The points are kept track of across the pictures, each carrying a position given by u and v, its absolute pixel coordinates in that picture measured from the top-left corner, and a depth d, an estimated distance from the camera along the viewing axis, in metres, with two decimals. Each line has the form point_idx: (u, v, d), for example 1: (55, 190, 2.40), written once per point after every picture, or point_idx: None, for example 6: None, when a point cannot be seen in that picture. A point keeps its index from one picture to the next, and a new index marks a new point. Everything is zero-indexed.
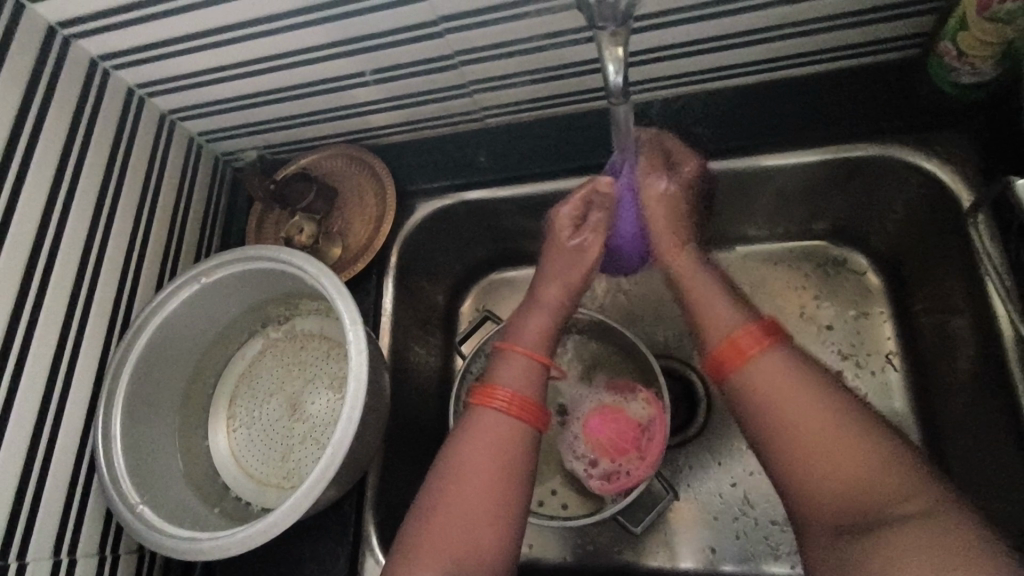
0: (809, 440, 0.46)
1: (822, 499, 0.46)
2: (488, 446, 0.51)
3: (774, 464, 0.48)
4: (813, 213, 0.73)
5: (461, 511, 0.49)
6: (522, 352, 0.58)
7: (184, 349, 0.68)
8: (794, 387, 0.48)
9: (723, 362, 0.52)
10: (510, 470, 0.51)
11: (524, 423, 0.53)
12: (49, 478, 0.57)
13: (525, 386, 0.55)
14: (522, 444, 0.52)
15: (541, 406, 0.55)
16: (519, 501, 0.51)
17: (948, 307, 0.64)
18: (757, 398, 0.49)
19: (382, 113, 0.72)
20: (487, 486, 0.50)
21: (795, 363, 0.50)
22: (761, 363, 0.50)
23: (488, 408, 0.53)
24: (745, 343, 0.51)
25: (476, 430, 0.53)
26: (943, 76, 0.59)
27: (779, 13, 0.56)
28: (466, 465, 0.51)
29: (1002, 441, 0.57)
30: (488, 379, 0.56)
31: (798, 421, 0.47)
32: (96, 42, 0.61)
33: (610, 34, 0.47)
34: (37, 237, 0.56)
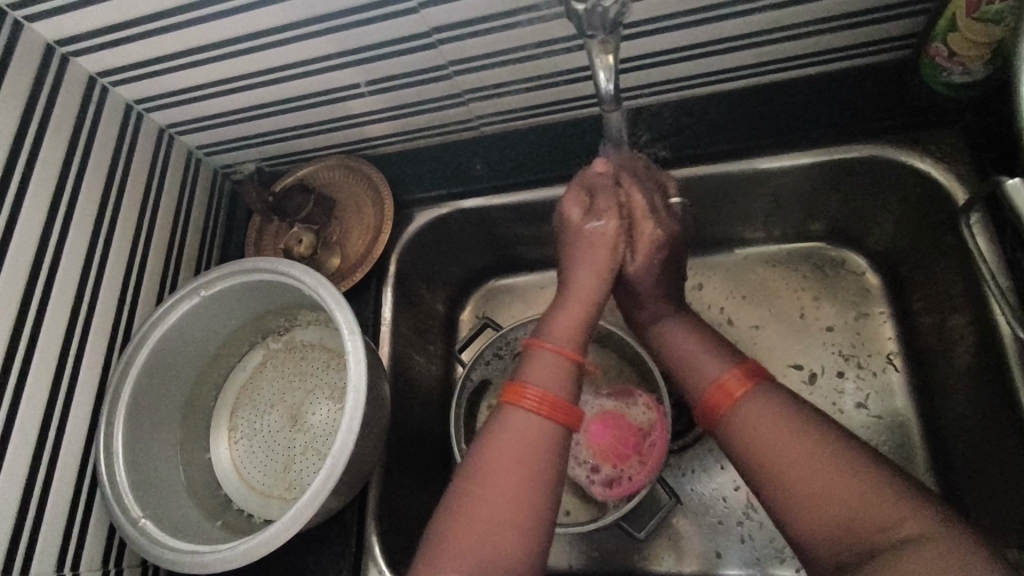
0: (801, 469, 0.47)
1: (820, 525, 0.46)
2: (513, 447, 0.50)
3: (773, 500, 0.49)
4: (810, 215, 0.73)
5: (483, 515, 0.48)
6: (551, 349, 0.55)
7: (184, 362, 0.68)
8: (785, 424, 0.49)
9: (714, 406, 0.54)
10: (536, 472, 0.50)
11: (552, 423, 0.52)
12: (51, 492, 0.57)
13: (554, 384, 0.53)
14: (550, 443, 0.51)
15: (572, 404, 0.53)
16: (548, 500, 0.49)
17: (946, 306, 0.64)
18: (750, 437, 0.50)
19: (379, 124, 0.73)
20: (513, 487, 0.49)
21: (780, 399, 0.51)
22: (751, 403, 0.52)
23: (516, 407, 0.52)
24: (733, 387, 0.53)
25: (501, 429, 0.52)
26: (934, 77, 0.59)
27: (768, 18, 0.56)
28: (491, 469, 0.50)
29: (1004, 439, 0.57)
30: (517, 378, 0.54)
31: (791, 454, 0.48)
32: (94, 59, 0.62)
33: (601, 41, 0.47)
34: (37, 253, 0.57)
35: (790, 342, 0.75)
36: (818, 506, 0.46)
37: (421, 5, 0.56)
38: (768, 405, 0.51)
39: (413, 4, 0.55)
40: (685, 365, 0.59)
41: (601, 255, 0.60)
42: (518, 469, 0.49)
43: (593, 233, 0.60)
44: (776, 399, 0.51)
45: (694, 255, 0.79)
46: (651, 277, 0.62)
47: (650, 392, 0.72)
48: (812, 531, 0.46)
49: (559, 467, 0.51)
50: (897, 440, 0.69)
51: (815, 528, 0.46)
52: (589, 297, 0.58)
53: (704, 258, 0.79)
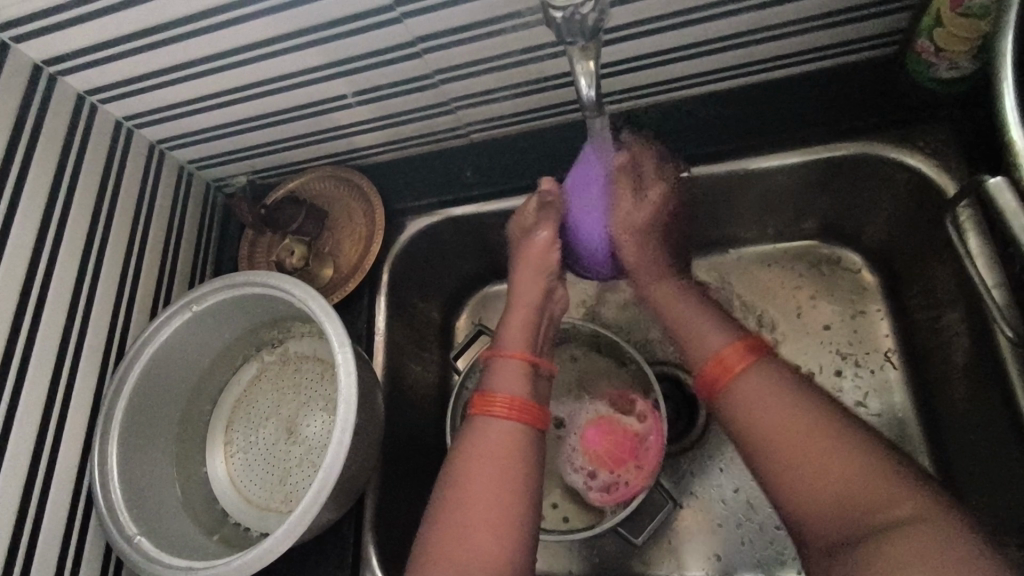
0: (802, 448, 0.47)
1: (821, 504, 0.46)
2: (483, 451, 0.53)
3: (776, 484, 0.48)
4: (802, 213, 0.73)
5: (467, 519, 0.49)
6: (509, 357, 0.59)
7: (178, 377, 0.68)
8: (783, 402, 0.49)
9: (712, 380, 0.54)
10: (512, 474, 0.52)
11: (521, 427, 0.54)
12: (48, 510, 0.57)
13: (519, 391, 0.56)
14: (522, 445, 0.54)
15: (535, 406, 0.56)
16: (524, 498, 0.51)
17: (940, 301, 0.64)
18: (749, 411, 0.50)
19: (367, 133, 0.73)
20: (488, 489, 0.51)
21: (780, 376, 0.51)
22: (747, 378, 0.52)
23: (483, 415, 0.55)
24: (732, 360, 0.53)
25: (473, 437, 0.54)
26: (923, 72, 0.59)
27: (752, 18, 0.56)
28: (469, 474, 0.52)
29: (999, 437, 0.56)
30: (483, 389, 0.57)
31: (792, 434, 0.48)
32: (82, 78, 0.62)
33: (580, 47, 0.47)
34: (29, 272, 0.57)
35: (788, 342, 0.74)
36: (820, 487, 0.46)
37: (404, 16, 0.56)
38: (767, 380, 0.51)
39: (396, 14, 0.55)
40: (688, 332, 0.58)
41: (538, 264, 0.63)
42: (490, 471, 0.51)
43: (532, 241, 0.64)
44: (772, 377, 0.51)
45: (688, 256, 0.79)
46: (644, 254, 0.64)
47: (647, 397, 0.71)
48: (811, 513, 0.46)
49: (530, 466, 0.53)
50: (896, 437, 0.69)
51: (815, 507, 0.46)
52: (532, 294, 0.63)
53: (698, 259, 0.79)
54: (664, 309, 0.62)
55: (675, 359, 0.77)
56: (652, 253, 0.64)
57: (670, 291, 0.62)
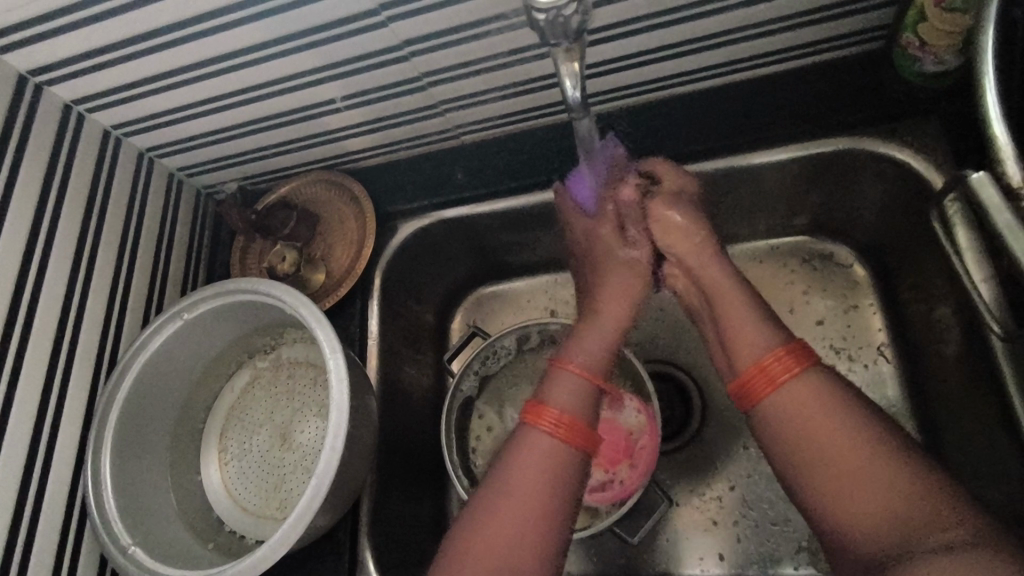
0: (838, 461, 0.47)
1: (851, 517, 0.45)
2: (530, 470, 0.51)
3: (806, 491, 0.48)
4: (793, 209, 0.73)
5: (502, 534, 0.49)
6: (574, 369, 0.56)
7: (171, 385, 0.68)
8: (826, 413, 0.48)
9: (751, 387, 0.52)
10: (556, 496, 0.50)
11: (574, 447, 0.52)
12: (41, 522, 0.57)
13: (578, 408, 0.54)
14: (571, 464, 0.52)
15: (590, 430, 0.53)
16: (555, 526, 0.50)
17: (932, 295, 0.64)
18: (792, 420, 0.49)
19: (357, 138, 0.73)
20: (528, 507, 0.50)
21: (830, 386, 0.49)
22: (792, 388, 0.50)
23: (536, 428, 0.53)
24: (775, 370, 0.51)
25: (523, 450, 0.52)
26: (909, 67, 0.59)
27: (739, 15, 0.56)
28: (514, 488, 0.50)
29: (993, 430, 0.56)
30: (539, 398, 0.55)
31: (832, 447, 0.47)
32: (68, 88, 0.62)
33: (565, 49, 0.47)
34: (17, 284, 0.57)
35: None
36: (852, 501, 0.45)
37: (390, 20, 0.55)
38: (812, 388, 0.50)
39: (382, 19, 0.55)
40: (732, 331, 0.55)
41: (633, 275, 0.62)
42: (534, 491, 0.50)
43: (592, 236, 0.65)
44: (821, 387, 0.49)
45: None
46: (698, 254, 0.61)
47: (640, 396, 0.71)
48: (850, 527, 0.45)
49: (570, 493, 0.51)
50: None
51: (843, 518, 0.46)
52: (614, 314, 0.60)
53: None
54: (712, 299, 0.59)
55: (668, 358, 0.77)
56: (708, 252, 0.60)
57: (719, 285, 0.59)
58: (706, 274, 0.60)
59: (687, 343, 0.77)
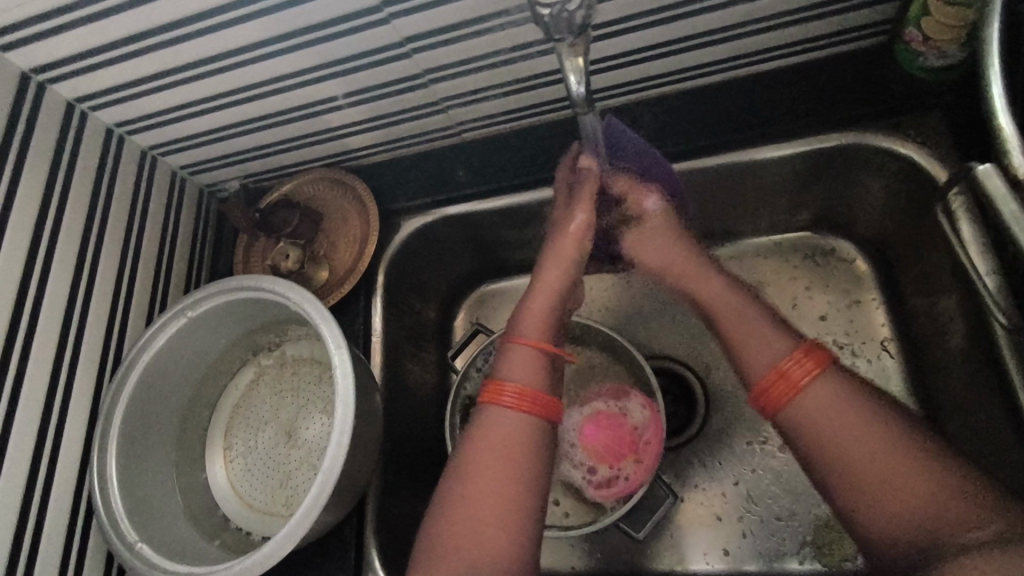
0: (863, 458, 0.46)
1: (878, 514, 0.45)
2: (490, 445, 0.52)
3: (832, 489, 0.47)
4: (796, 204, 0.73)
5: (475, 512, 0.49)
6: (524, 343, 0.57)
7: (176, 383, 0.68)
8: (849, 415, 0.47)
9: (775, 396, 0.50)
10: (520, 467, 0.51)
11: (533, 418, 0.53)
12: (47, 519, 0.57)
13: (532, 379, 0.55)
14: (532, 436, 0.52)
15: (547, 397, 0.54)
16: (529, 492, 0.50)
17: (936, 289, 0.64)
18: (814, 425, 0.48)
19: (360, 135, 0.73)
20: (492, 482, 0.50)
21: (848, 386, 0.49)
22: (816, 392, 0.49)
23: (494, 405, 0.54)
24: (796, 374, 0.50)
25: (484, 428, 0.53)
26: (912, 61, 0.59)
27: (742, 11, 0.56)
28: (478, 465, 0.51)
29: (998, 423, 0.56)
30: (496, 376, 0.56)
31: (856, 442, 0.46)
32: (70, 85, 0.62)
33: (568, 44, 0.47)
34: (22, 282, 0.57)
35: None
36: (879, 498, 0.45)
37: (393, 16, 0.55)
38: (833, 392, 0.49)
39: (384, 15, 0.55)
40: (739, 337, 0.55)
41: (565, 249, 0.61)
42: (496, 465, 0.51)
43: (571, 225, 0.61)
44: (841, 389, 0.49)
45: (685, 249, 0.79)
46: (689, 262, 0.61)
47: (644, 392, 0.71)
48: (882, 524, 0.45)
49: (535, 463, 0.52)
50: None
51: (870, 516, 0.45)
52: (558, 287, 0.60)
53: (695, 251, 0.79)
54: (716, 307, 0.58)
55: (671, 354, 0.77)
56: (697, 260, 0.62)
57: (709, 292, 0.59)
58: (698, 279, 0.60)
59: (691, 339, 0.77)
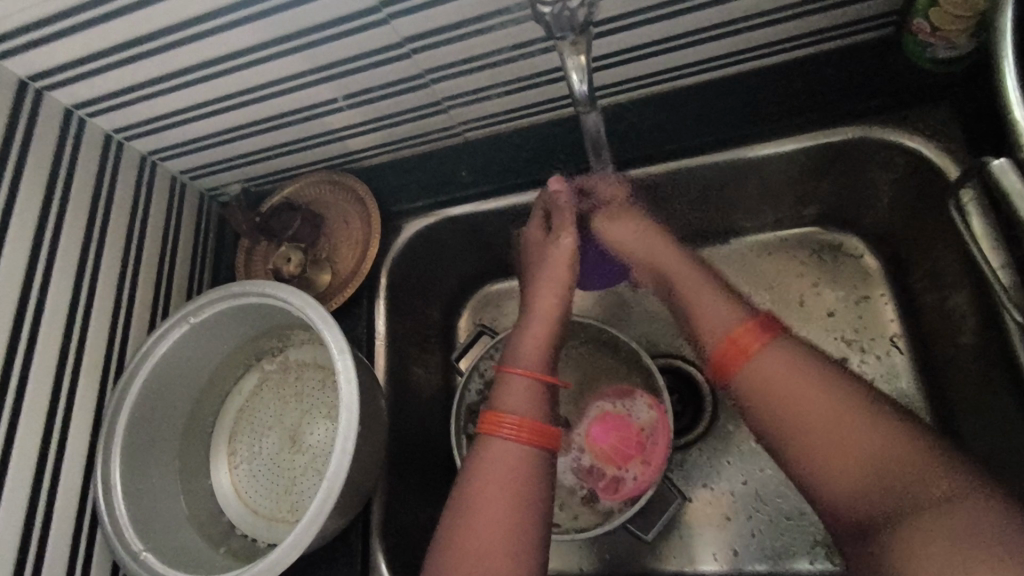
0: (834, 443, 0.45)
1: (847, 500, 0.44)
2: (492, 478, 0.51)
3: (802, 476, 0.46)
4: (802, 199, 0.72)
5: (478, 543, 0.49)
6: (521, 372, 0.57)
7: (179, 389, 0.68)
8: (813, 400, 0.46)
9: (725, 364, 0.52)
10: (525, 500, 0.51)
11: (536, 450, 0.53)
12: (52, 530, 0.57)
13: (530, 410, 0.55)
14: (535, 466, 0.53)
15: (546, 427, 0.54)
16: (530, 520, 0.50)
17: (946, 283, 0.63)
18: (784, 420, 0.47)
19: (360, 137, 0.72)
20: (496, 514, 0.50)
21: (796, 352, 0.49)
22: (765, 358, 0.50)
23: (493, 437, 0.54)
24: (746, 341, 0.51)
25: (484, 462, 0.53)
26: (920, 53, 0.58)
27: (745, 5, 0.55)
28: (480, 500, 0.50)
29: (1012, 420, 0.55)
30: (492, 407, 0.56)
31: (828, 433, 0.45)
32: (67, 92, 0.61)
33: (570, 42, 0.46)
34: (23, 291, 0.57)
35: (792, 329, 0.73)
36: (840, 478, 0.44)
37: (392, 17, 0.55)
38: (783, 356, 0.49)
39: (383, 16, 0.54)
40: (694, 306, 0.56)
41: (560, 279, 0.63)
42: (500, 499, 0.50)
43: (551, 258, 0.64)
44: (790, 355, 0.49)
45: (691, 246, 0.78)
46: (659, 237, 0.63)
47: (651, 392, 0.70)
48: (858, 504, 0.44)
49: (539, 495, 0.51)
50: None
51: (840, 504, 0.44)
52: (554, 310, 0.61)
53: (701, 248, 0.78)
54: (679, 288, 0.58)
55: (676, 352, 0.77)
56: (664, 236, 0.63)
57: (661, 263, 0.61)
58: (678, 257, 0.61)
59: None
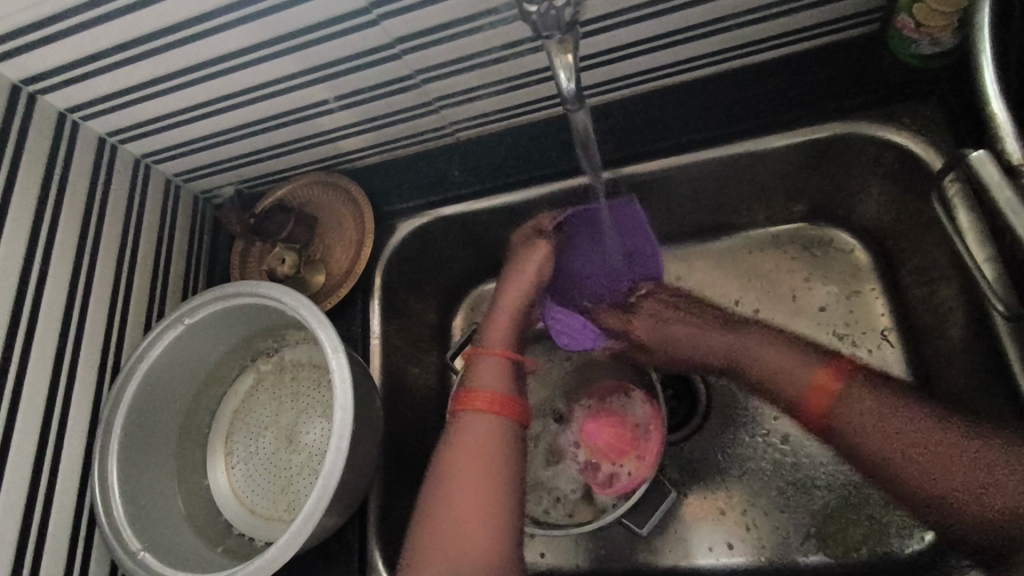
0: (955, 473, 0.51)
1: (970, 517, 0.51)
2: (464, 451, 0.57)
3: (915, 496, 0.53)
4: (791, 196, 0.73)
5: (454, 512, 0.55)
6: (490, 356, 0.63)
7: (174, 391, 0.68)
8: (905, 427, 0.54)
9: (818, 407, 0.58)
10: (495, 474, 0.56)
11: (505, 424, 0.59)
12: (49, 530, 0.57)
13: (501, 389, 0.60)
14: (502, 438, 0.58)
15: (514, 403, 0.60)
16: (501, 489, 0.56)
17: (935, 277, 0.64)
18: (883, 449, 0.54)
19: (352, 137, 0.72)
20: (468, 485, 0.56)
21: (876, 389, 0.56)
22: (851, 400, 0.56)
23: (467, 414, 0.59)
24: (829, 387, 0.58)
25: (458, 438, 0.58)
26: (904, 49, 0.59)
27: (731, 3, 0.55)
28: (454, 471, 0.56)
29: (1000, 412, 0.56)
30: (466, 386, 0.61)
31: (945, 456, 0.52)
32: (61, 96, 0.62)
33: (557, 41, 0.47)
34: (18, 293, 0.57)
35: (784, 324, 0.74)
36: (963, 501, 0.51)
37: (382, 18, 0.55)
38: (866, 397, 0.56)
39: (373, 17, 0.55)
40: (775, 372, 0.61)
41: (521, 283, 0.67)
42: (471, 470, 0.56)
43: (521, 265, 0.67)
44: (871, 395, 0.56)
45: (684, 243, 0.79)
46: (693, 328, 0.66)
47: (644, 388, 0.71)
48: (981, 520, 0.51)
49: (508, 465, 0.57)
50: None
51: (965, 520, 0.51)
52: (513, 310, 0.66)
53: (694, 246, 0.79)
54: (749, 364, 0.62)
55: None
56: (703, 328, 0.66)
57: (710, 335, 0.66)
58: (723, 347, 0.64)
59: None
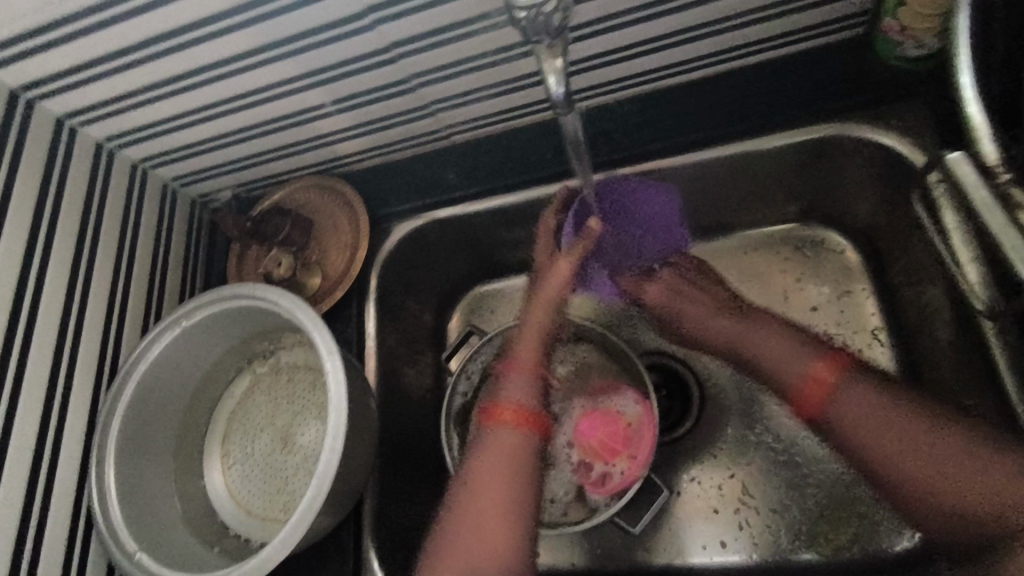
0: (944, 474, 0.52)
1: (953, 519, 0.51)
2: (491, 468, 0.55)
3: (900, 490, 0.54)
4: (783, 196, 0.73)
5: (472, 528, 0.53)
6: (522, 368, 0.60)
7: (171, 392, 0.68)
8: (891, 427, 0.54)
9: (809, 400, 0.59)
10: (521, 491, 0.55)
11: (534, 442, 0.57)
12: (47, 532, 0.57)
13: (533, 404, 0.58)
14: (531, 457, 0.56)
15: (545, 420, 0.58)
16: (523, 509, 0.54)
17: (924, 276, 0.64)
18: (868, 445, 0.55)
19: (349, 141, 0.73)
20: (490, 502, 0.54)
21: (869, 385, 0.57)
22: (841, 395, 0.57)
23: (497, 429, 0.57)
24: (823, 381, 0.59)
25: (484, 453, 0.56)
26: (889, 50, 0.61)
27: (720, 7, 0.56)
28: (477, 486, 0.55)
29: (987, 409, 0.56)
30: (494, 399, 0.59)
31: (935, 457, 0.52)
32: (59, 101, 0.62)
33: (547, 46, 0.47)
34: (17, 296, 0.57)
35: None
36: (946, 503, 0.51)
37: (376, 23, 0.56)
38: (858, 392, 0.57)
39: (368, 22, 0.56)
40: (773, 363, 0.62)
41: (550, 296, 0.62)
42: (495, 487, 0.54)
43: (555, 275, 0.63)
44: (861, 392, 0.57)
45: None
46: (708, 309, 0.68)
47: (636, 387, 0.71)
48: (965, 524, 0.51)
49: (533, 484, 0.55)
50: None
51: (947, 521, 0.52)
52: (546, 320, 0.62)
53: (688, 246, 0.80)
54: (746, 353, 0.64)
55: (660, 349, 0.78)
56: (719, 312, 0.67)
57: (715, 321, 0.67)
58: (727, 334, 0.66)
59: None
